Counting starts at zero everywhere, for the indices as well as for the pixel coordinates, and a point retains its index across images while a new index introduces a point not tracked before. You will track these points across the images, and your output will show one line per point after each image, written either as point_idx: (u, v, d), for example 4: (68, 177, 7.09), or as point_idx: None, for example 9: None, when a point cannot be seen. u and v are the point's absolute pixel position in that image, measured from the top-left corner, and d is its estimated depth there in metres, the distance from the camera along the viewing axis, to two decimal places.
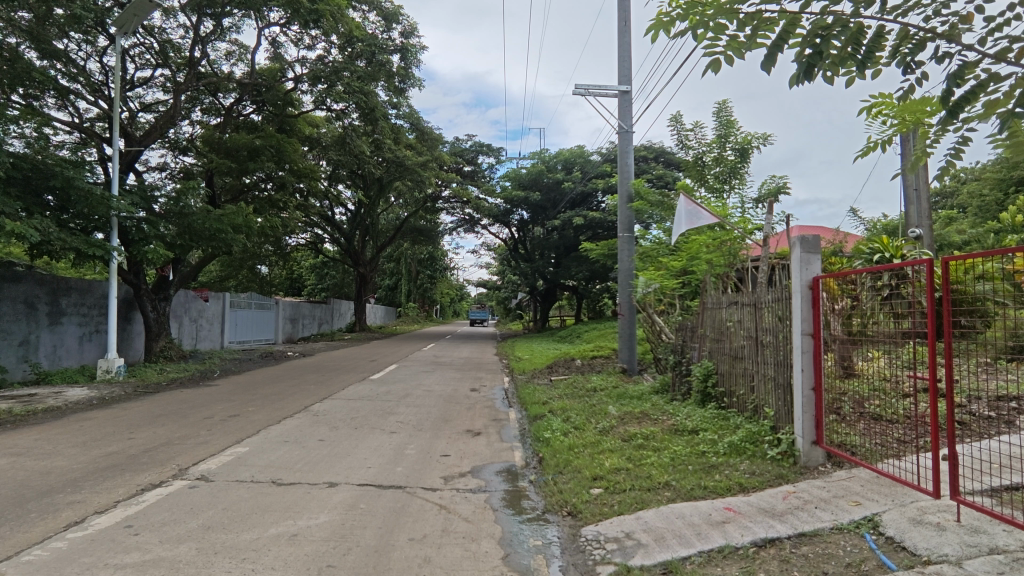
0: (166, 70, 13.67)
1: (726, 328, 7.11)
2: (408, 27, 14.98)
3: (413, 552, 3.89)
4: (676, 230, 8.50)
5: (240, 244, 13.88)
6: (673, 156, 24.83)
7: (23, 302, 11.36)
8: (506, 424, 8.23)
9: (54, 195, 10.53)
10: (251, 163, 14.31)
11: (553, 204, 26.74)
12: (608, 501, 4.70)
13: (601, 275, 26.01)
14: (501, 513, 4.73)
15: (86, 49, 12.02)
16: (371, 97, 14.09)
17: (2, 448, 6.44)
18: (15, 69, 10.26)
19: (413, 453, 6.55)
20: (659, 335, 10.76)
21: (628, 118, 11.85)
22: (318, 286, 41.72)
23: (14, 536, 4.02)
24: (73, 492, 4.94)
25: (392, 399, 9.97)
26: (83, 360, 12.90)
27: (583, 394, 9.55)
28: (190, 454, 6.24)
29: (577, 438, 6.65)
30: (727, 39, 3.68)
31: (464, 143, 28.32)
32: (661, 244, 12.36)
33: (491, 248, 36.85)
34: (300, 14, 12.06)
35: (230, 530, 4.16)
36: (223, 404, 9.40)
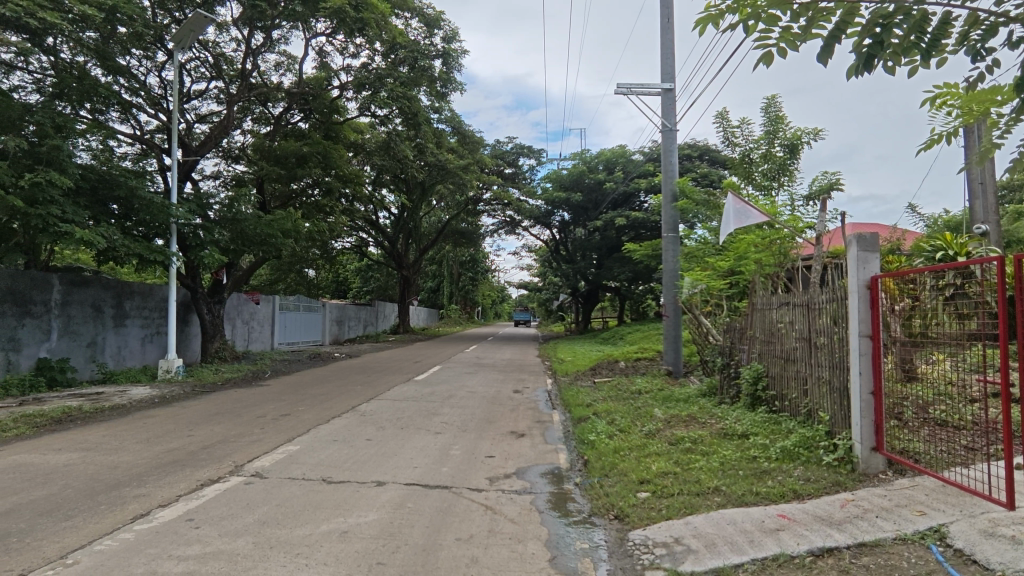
0: (220, 82, 14.24)
1: (777, 329, 6.91)
2: (449, 33, 15.15)
3: (460, 552, 3.92)
4: (724, 230, 8.29)
5: (290, 249, 14.34)
6: (718, 154, 24.32)
7: (91, 305, 12.00)
8: (550, 426, 8.22)
9: (118, 203, 11.11)
10: (299, 170, 14.81)
11: (595, 204, 26.55)
12: (656, 505, 4.62)
13: (644, 275, 25.65)
14: (547, 515, 4.72)
15: (146, 64, 12.64)
16: (414, 103, 14.32)
17: (74, 444, 6.84)
18: (84, 86, 10.84)
19: (458, 453, 6.62)
20: (706, 336, 10.55)
21: (672, 116, 11.68)
22: (363, 288, 42.56)
23: (86, 527, 4.25)
24: (139, 486, 5.20)
25: (436, 400, 10.10)
26: (145, 360, 13.57)
27: (628, 396, 9.44)
28: (245, 452, 6.47)
29: (623, 440, 6.58)
30: (781, 31, 3.57)
31: (505, 145, 28.41)
32: (707, 244, 12.14)
33: (533, 250, 36.86)
34: (345, 23, 12.35)
35: (284, 526, 4.29)
36: (274, 403, 9.70)
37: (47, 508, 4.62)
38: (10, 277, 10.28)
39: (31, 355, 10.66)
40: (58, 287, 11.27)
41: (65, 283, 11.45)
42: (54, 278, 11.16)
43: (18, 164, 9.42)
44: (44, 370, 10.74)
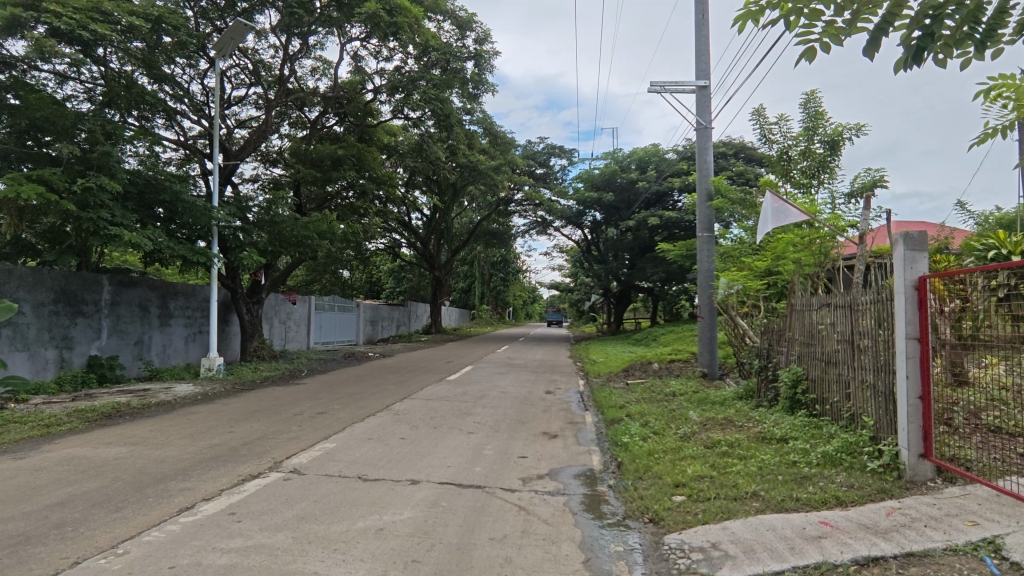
0: (259, 88, 14.61)
1: (818, 331, 6.72)
2: (481, 35, 15.23)
3: (494, 552, 3.92)
4: (762, 229, 8.09)
5: (325, 250, 14.60)
6: (754, 152, 23.86)
7: (138, 305, 12.47)
8: (583, 428, 8.17)
9: (163, 207, 11.52)
10: (334, 173, 15.09)
11: (627, 204, 26.34)
12: (692, 509, 4.54)
13: (678, 275, 25.27)
14: (580, 517, 4.69)
15: (190, 72, 13.07)
16: (446, 104, 14.40)
17: (123, 438, 7.11)
18: (132, 94, 11.27)
19: (491, 453, 6.64)
20: (743, 338, 10.28)
21: (707, 113, 11.49)
22: (396, 289, 43.08)
23: (134, 518, 4.41)
24: (184, 480, 5.38)
25: (469, 400, 10.15)
26: (188, 358, 14.04)
27: (662, 398, 9.32)
28: (284, 448, 6.62)
29: (657, 443, 6.49)
30: (824, 25, 3.48)
31: (537, 145, 28.41)
32: (744, 243, 11.88)
33: (564, 250, 36.72)
34: (380, 27, 12.49)
35: (322, 522, 4.38)
36: (311, 401, 9.91)
37: (98, 500, 4.82)
38: (64, 278, 10.73)
39: (83, 352, 11.13)
40: (108, 287, 11.74)
41: (114, 283, 11.92)
42: (104, 278, 11.62)
43: (71, 170, 9.84)
44: (95, 367, 11.19)
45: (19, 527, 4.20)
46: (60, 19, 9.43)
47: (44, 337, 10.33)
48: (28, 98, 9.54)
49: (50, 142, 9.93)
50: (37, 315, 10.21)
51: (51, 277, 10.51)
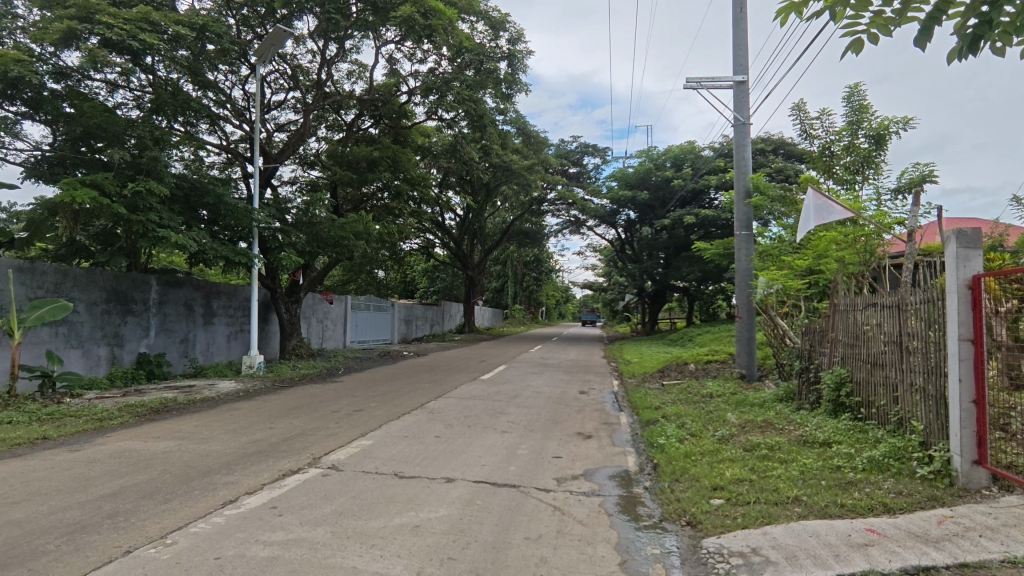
0: (297, 92, 14.94)
1: (863, 332, 6.49)
2: (514, 35, 15.22)
3: (529, 552, 3.93)
4: (803, 227, 7.86)
5: (361, 250, 14.85)
6: (794, 148, 23.27)
7: (183, 305, 12.91)
8: (618, 428, 8.10)
9: (207, 210, 11.90)
10: (370, 174, 15.34)
11: (662, 202, 26.00)
12: (731, 513, 4.44)
13: (715, 275, 24.81)
14: (617, 518, 4.66)
15: (231, 78, 13.46)
16: (480, 105, 14.50)
17: (171, 433, 7.38)
18: (178, 101, 11.68)
19: (526, 452, 6.64)
20: (782, 339, 10.02)
21: (745, 109, 11.25)
22: (430, 289, 43.55)
23: (182, 509, 4.58)
24: (227, 474, 5.55)
25: (503, 399, 10.18)
26: (230, 356, 14.48)
27: (699, 399, 9.17)
28: (322, 445, 6.76)
29: (694, 445, 6.39)
30: (872, 15, 3.36)
31: (570, 144, 28.31)
32: (784, 242, 11.58)
33: (597, 250, 36.52)
34: (414, 30, 12.56)
35: (360, 517, 4.46)
36: (348, 399, 10.09)
37: (148, 491, 5.01)
38: (115, 278, 11.19)
39: (133, 349, 11.59)
40: (155, 287, 12.19)
41: (161, 283, 12.37)
42: (152, 278, 12.07)
43: (122, 175, 10.25)
44: (144, 363, 11.65)
45: (75, 516, 4.40)
46: (111, 30, 9.82)
47: (96, 335, 10.80)
48: (82, 106, 9.95)
49: (102, 148, 10.34)
50: (90, 314, 10.67)
51: (103, 278, 10.96)
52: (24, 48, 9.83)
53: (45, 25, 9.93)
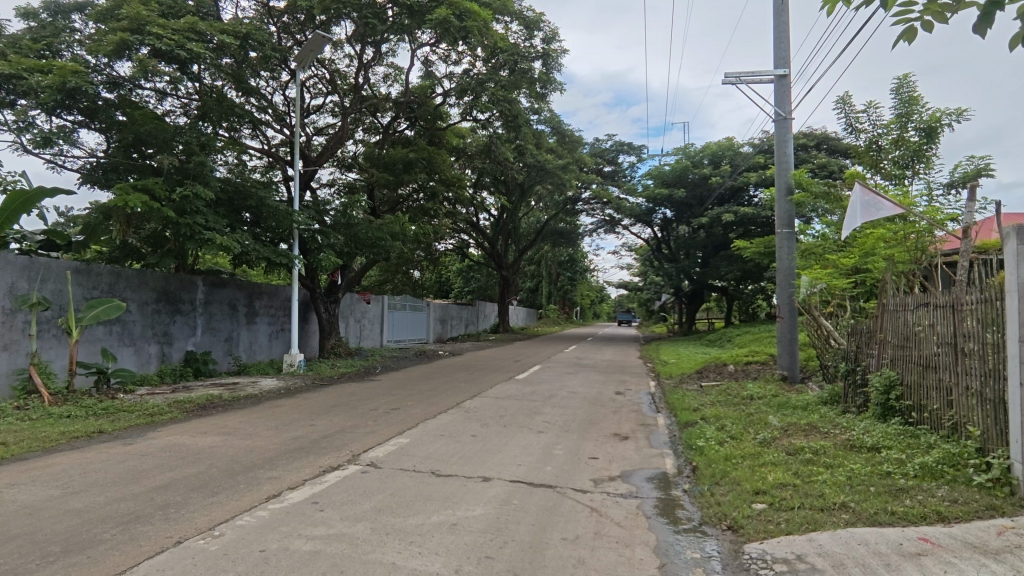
0: (335, 96, 15.23)
1: (914, 333, 6.25)
2: (549, 34, 15.17)
3: (567, 552, 3.91)
4: (849, 223, 7.59)
5: (398, 251, 15.06)
6: (838, 143, 22.56)
7: (228, 304, 13.33)
8: (655, 430, 7.99)
9: (250, 212, 12.26)
10: (406, 176, 15.55)
11: (699, 200, 25.56)
12: (774, 518, 4.33)
13: (754, 275, 24.23)
14: (655, 521, 4.60)
15: (273, 84, 13.83)
16: (514, 105, 14.51)
17: (217, 428, 7.64)
18: (222, 107, 12.06)
19: (562, 453, 6.62)
20: (827, 340, 9.70)
21: (786, 104, 10.94)
22: (464, 289, 43.84)
23: (228, 503, 4.72)
24: (271, 469, 5.70)
25: (538, 399, 10.17)
26: (271, 354, 14.89)
27: (739, 401, 8.96)
28: (361, 442, 6.87)
29: (735, 448, 6.25)
30: (925, 3, 3.22)
31: (605, 143, 28.10)
32: (828, 240, 11.22)
33: (633, 249, 36.16)
34: (449, 32, 12.61)
35: (399, 514, 4.52)
36: (386, 398, 10.24)
37: (197, 485, 5.19)
38: (164, 279, 11.63)
39: (181, 347, 12.03)
40: (201, 287, 12.61)
41: (207, 284, 12.79)
42: (199, 279, 12.50)
43: (170, 179, 10.64)
44: (191, 361, 12.06)
45: (130, 507, 4.59)
46: (161, 40, 10.20)
47: (147, 334, 11.25)
48: (133, 114, 10.38)
49: (152, 154, 10.75)
50: (141, 313, 11.12)
51: (153, 278, 11.41)
52: (81, 60, 10.30)
53: (100, 37, 10.39)
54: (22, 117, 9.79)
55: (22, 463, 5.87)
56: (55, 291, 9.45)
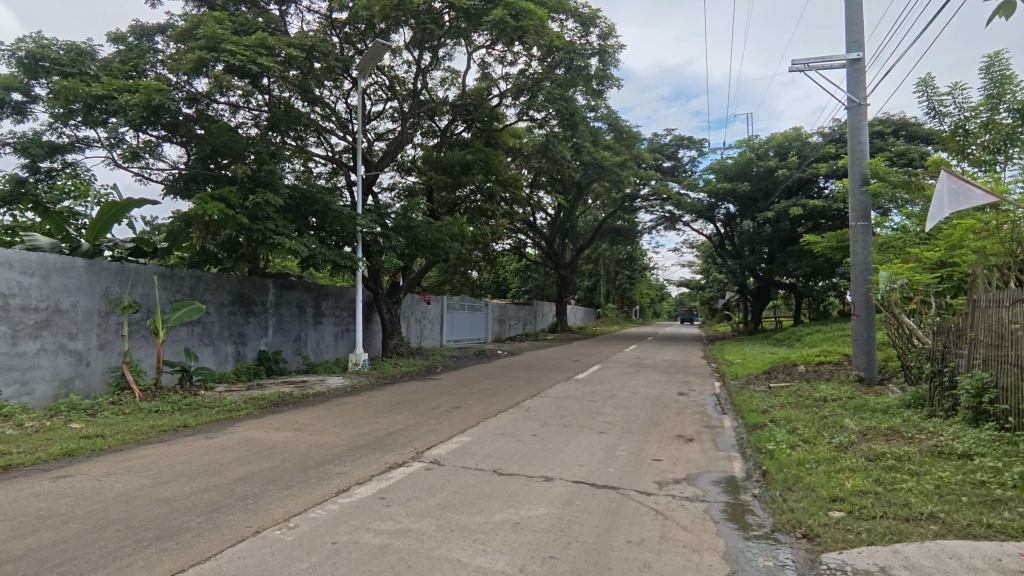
0: (394, 102, 15.61)
1: (1011, 332, 5.78)
2: (605, 30, 14.98)
3: (633, 555, 3.85)
4: (934, 214, 7.08)
5: (456, 252, 15.27)
6: (918, 129, 21.19)
7: (297, 306, 13.94)
8: (721, 432, 7.73)
9: (316, 217, 12.77)
10: (464, 177, 15.75)
11: (765, 194, 24.59)
12: (854, 527, 4.10)
13: (826, 270, 23.06)
14: (724, 526, 4.45)
15: (336, 93, 14.34)
16: (571, 103, 14.45)
17: (289, 424, 7.99)
18: (290, 117, 12.62)
19: (624, 454, 6.52)
20: (909, 338, 9.12)
21: (860, 89, 10.37)
22: (522, 288, 44.01)
23: (301, 496, 4.93)
24: (340, 464, 5.91)
25: (598, 399, 10.06)
26: (337, 353, 15.47)
27: (812, 403, 8.55)
28: (424, 440, 7.02)
29: (808, 452, 5.96)
30: None
31: (663, 138, 27.51)
32: (909, 233, 10.51)
33: (694, 246, 35.26)
34: (505, 33, 12.61)
35: (463, 512, 4.58)
36: (447, 397, 10.40)
37: (272, 478, 5.46)
38: (239, 282, 12.27)
39: (254, 346, 12.68)
40: (272, 289, 13.24)
41: (277, 286, 13.42)
42: (270, 281, 13.13)
43: (244, 187, 11.23)
44: (264, 360, 12.69)
45: (212, 498, 4.87)
46: (234, 56, 10.76)
47: (224, 334, 11.91)
48: (210, 127, 11.00)
49: (227, 164, 11.38)
50: (219, 314, 11.78)
51: (229, 281, 12.06)
52: (164, 79, 11.00)
53: (180, 57, 11.07)
54: (113, 134, 10.58)
55: (118, 454, 6.34)
56: (144, 294, 10.14)
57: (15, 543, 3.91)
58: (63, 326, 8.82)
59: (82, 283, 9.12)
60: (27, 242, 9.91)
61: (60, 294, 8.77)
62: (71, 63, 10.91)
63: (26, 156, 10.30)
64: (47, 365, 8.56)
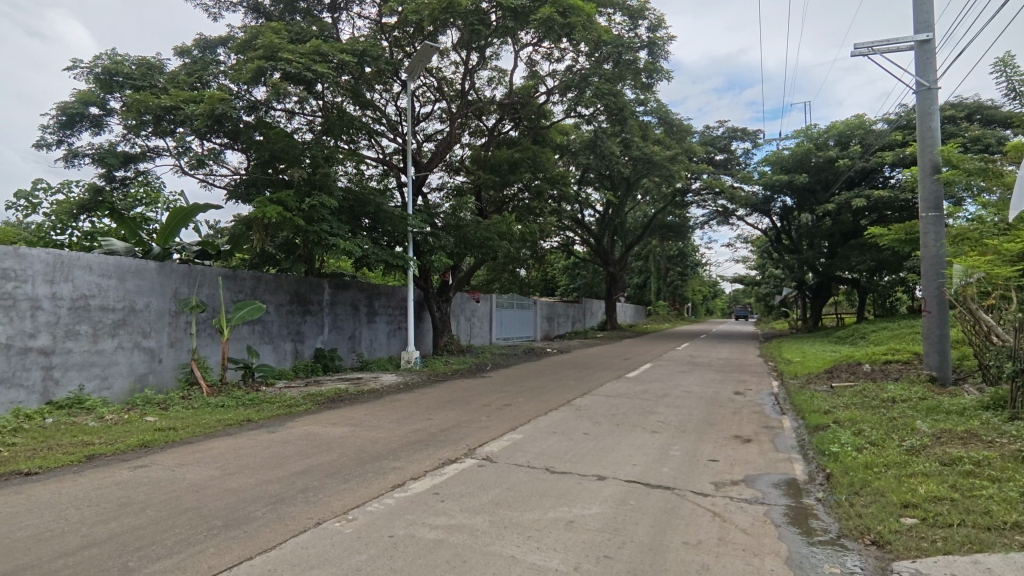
0: (443, 103, 15.79)
1: None
2: (655, 21, 14.68)
3: (690, 558, 3.77)
4: (1018, 202, 6.62)
5: (505, 250, 15.32)
6: (996, 111, 19.87)
7: (351, 305, 14.34)
8: (781, 433, 7.48)
9: (369, 218, 13.09)
10: (512, 176, 15.79)
11: (824, 185, 23.61)
12: (928, 535, 3.89)
13: (891, 264, 21.92)
14: (785, 530, 4.30)
15: (386, 96, 14.64)
16: (620, 98, 14.24)
17: (345, 420, 8.23)
18: (343, 121, 12.95)
19: (679, 454, 6.39)
20: (988, 336, 8.62)
21: (931, 72, 9.80)
22: (571, 286, 43.84)
23: (359, 489, 5.07)
24: (396, 460, 6.04)
25: (651, 399, 9.86)
26: (390, 351, 15.83)
27: (879, 404, 8.15)
28: (476, 437, 7.09)
29: (876, 455, 5.67)
30: None
31: (715, 130, 26.82)
32: (986, 223, 9.83)
33: (748, 241, 34.19)
34: (554, 30, 12.53)
35: (516, 509, 4.60)
36: (498, 394, 10.46)
37: (331, 471, 5.63)
38: (296, 282, 12.71)
39: (311, 344, 13.12)
40: (328, 289, 13.67)
41: (332, 286, 13.84)
42: (325, 281, 13.55)
43: (301, 191, 11.62)
44: (320, 357, 13.11)
45: (276, 489, 5.07)
46: (290, 64, 11.13)
47: (283, 332, 12.38)
48: (269, 133, 11.42)
49: (284, 169, 11.78)
50: (278, 314, 12.24)
51: (287, 282, 12.52)
52: (226, 89, 11.48)
53: (241, 66, 11.54)
54: (181, 143, 11.14)
55: (188, 446, 6.69)
56: (210, 295, 10.66)
57: (100, 528, 4.19)
58: (137, 326, 9.37)
59: (155, 285, 9.67)
60: (105, 246, 10.56)
61: (135, 295, 9.33)
62: (142, 77, 11.57)
63: (103, 166, 11.00)
64: (123, 362, 9.12)
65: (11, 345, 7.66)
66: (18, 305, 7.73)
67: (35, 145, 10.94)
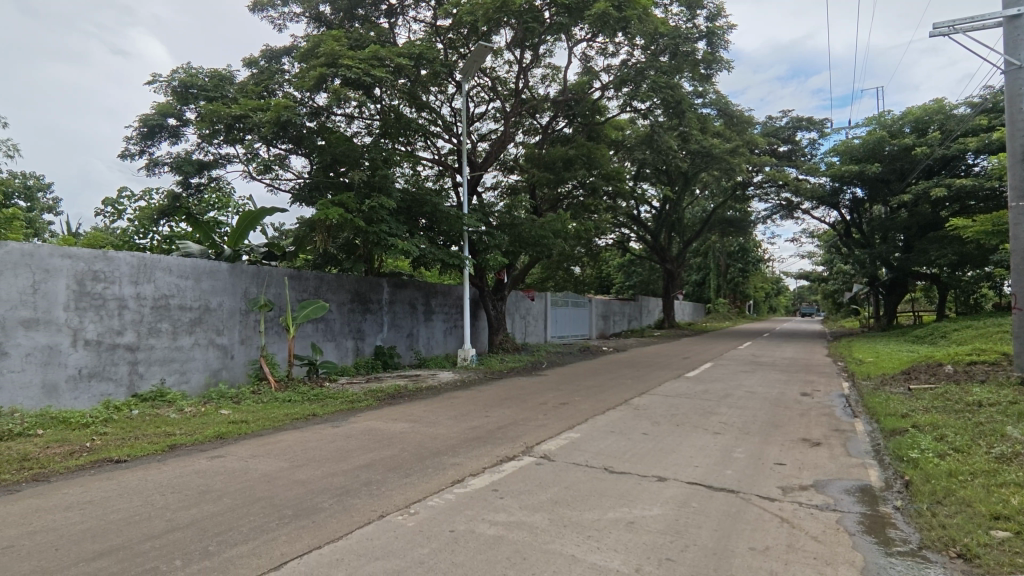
0: (497, 102, 15.87)
1: None
2: (713, 10, 14.25)
3: (757, 563, 3.64)
4: None
5: (560, 248, 15.25)
6: None
7: (409, 303, 14.66)
8: (853, 436, 7.11)
9: (426, 218, 13.32)
10: (566, 173, 15.72)
11: (900, 174, 22.22)
12: (1023, 551, 3.60)
13: (976, 258, 20.42)
14: (861, 539, 4.09)
15: (440, 97, 14.86)
16: (677, 90, 13.91)
17: (405, 416, 8.44)
18: (400, 124, 13.23)
19: (743, 457, 6.18)
20: None
21: (1021, 50, 9.05)
22: (627, 283, 43.27)
23: (420, 484, 5.18)
24: (454, 456, 6.13)
25: (712, 399, 9.60)
26: (446, 348, 16.08)
27: (964, 408, 7.60)
28: (533, 435, 7.10)
29: (961, 463, 5.30)
30: None
31: (779, 120, 25.77)
32: None
33: (815, 235, 32.68)
34: (609, 25, 12.35)
35: (575, 508, 4.58)
36: (554, 393, 10.44)
37: (393, 466, 5.78)
38: (357, 281, 13.11)
39: (372, 342, 13.51)
40: (386, 288, 14.02)
41: (391, 285, 14.19)
42: (384, 281, 13.91)
43: (361, 193, 11.94)
44: (380, 354, 13.48)
45: (341, 481, 5.26)
46: (350, 70, 11.44)
47: (345, 330, 12.79)
48: (330, 138, 11.79)
49: (345, 172, 12.15)
50: (340, 312, 12.67)
51: (348, 281, 12.94)
52: (290, 97, 11.95)
53: (304, 74, 11.96)
54: (249, 149, 11.69)
55: (259, 438, 7.03)
56: (277, 294, 11.15)
57: (183, 513, 4.47)
58: (212, 324, 9.91)
59: (227, 285, 10.20)
60: (182, 249, 11.21)
61: (209, 294, 9.87)
62: (214, 89, 12.23)
63: (180, 173, 11.70)
64: (200, 357, 9.67)
65: (101, 342, 8.26)
66: (107, 304, 8.33)
67: (121, 156, 11.77)
